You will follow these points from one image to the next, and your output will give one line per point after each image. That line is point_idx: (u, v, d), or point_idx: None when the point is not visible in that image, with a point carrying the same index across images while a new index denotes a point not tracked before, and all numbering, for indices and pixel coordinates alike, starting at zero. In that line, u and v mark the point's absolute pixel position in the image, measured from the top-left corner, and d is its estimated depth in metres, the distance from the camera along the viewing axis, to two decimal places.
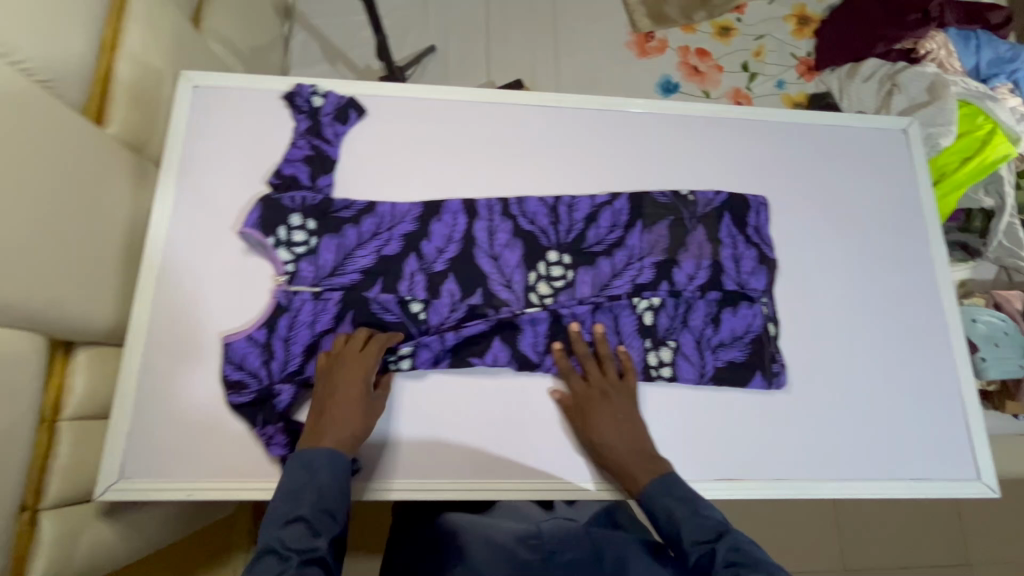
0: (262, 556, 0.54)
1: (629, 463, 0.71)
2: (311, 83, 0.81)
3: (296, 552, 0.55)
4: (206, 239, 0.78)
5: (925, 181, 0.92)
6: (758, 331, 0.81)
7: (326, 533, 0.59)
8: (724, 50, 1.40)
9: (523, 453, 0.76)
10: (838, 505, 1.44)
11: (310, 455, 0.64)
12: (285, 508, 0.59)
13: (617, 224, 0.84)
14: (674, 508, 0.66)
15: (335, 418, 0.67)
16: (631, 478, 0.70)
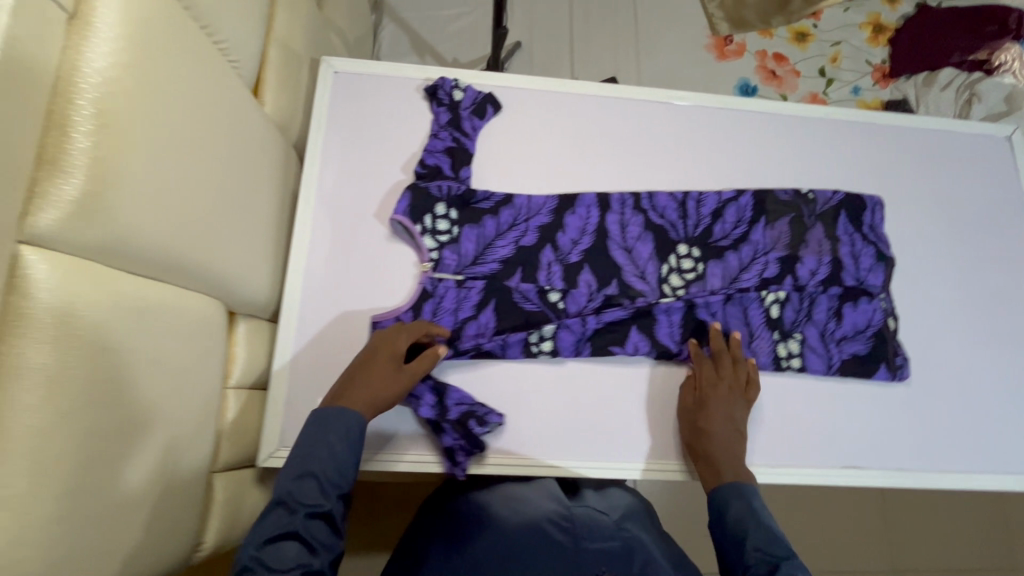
0: (272, 507, 0.59)
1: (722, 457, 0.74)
2: (454, 77, 0.86)
3: (304, 508, 0.59)
4: (353, 222, 0.82)
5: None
6: (879, 325, 0.85)
7: (336, 490, 0.62)
8: (801, 55, 1.44)
9: (588, 433, 0.79)
10: (886, 501, 1.39)
11: (330, 417, 0.67)
12: (301, 461, 0.63)
13: (742, 220, 0.87)
14: (741, 509, 0.68)
15: (363, 385, 0.69)
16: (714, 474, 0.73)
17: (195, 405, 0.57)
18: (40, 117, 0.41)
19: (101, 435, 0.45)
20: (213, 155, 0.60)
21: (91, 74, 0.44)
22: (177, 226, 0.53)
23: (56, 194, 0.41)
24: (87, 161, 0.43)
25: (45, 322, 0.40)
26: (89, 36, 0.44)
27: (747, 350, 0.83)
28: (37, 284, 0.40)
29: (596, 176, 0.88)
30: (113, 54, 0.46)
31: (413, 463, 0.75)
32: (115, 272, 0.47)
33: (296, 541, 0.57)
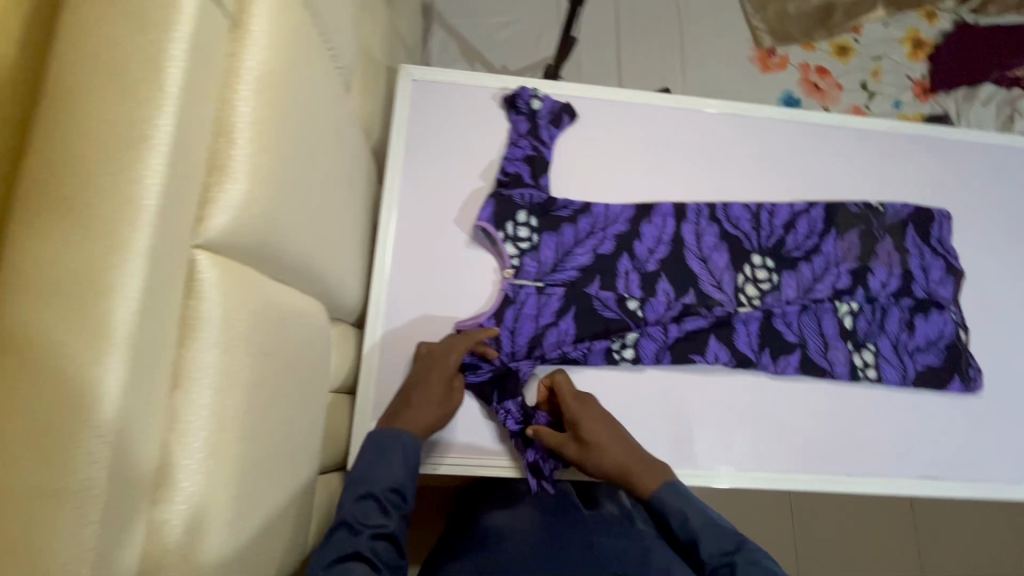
0: (337, 528, 0.60)
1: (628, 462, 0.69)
2: (533, 87, 0.87)
3: (368, 527, 0.60)
4: (435, 229, 0.83)
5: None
6: (951, 337, 0.86)
7: (397, 511, 0.64)
8: (843, 69, 1.46)
9: (667, 441, 0.79)
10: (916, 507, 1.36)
11: (386, 439, 0.68)
12: (362, 483, 0.64)
13: (814, 231, 0.88)
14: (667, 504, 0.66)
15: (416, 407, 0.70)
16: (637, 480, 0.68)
17: (312, 409, 0.57)
18: (210, 123, 0.42)
19: (255, 440, 0.45)
20: (326, 161, 0.61)
21: (250, 80, 0.45)
22: (302, 231, 0.54)
23: (225, 199, 0.42)
24: (248, 166, 0.43)
25: (218, 326, 0.40)
26: (247, 44, 0.45)
27: (823, 360, 0.83)
28: (209, 290, 0.40)
29: (669, 186, 0.89)
30: (266, 62, 0.46)
31: (491, 467, 0.76)
32: (260, 275, 0.48)
33: (361, 561, 0.57)
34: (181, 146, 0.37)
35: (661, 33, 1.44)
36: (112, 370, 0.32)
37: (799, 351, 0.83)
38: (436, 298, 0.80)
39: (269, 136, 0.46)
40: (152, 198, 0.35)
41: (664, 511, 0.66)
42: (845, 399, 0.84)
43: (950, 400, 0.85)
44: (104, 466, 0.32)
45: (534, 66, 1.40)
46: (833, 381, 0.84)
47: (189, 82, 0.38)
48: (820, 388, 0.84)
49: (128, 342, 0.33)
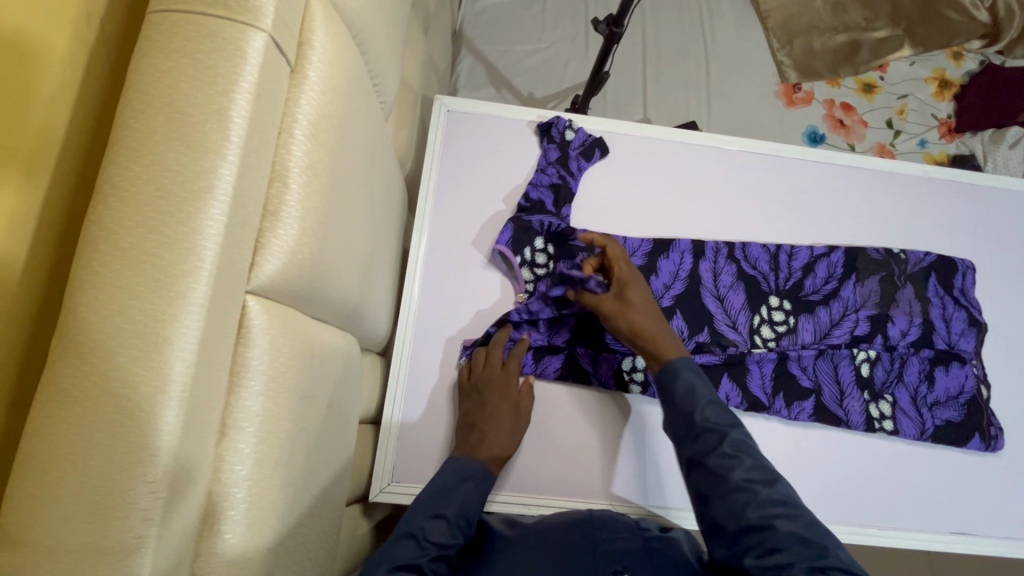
0: (401, 539, 0.55)
1: (648, 329, 0.69)
2: (569, 118, 0.87)
3: (432, 547, 0.55)
4: (457, 257, 0.82)
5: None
6: (972, 393, 0.82)
7: (462, 533, 0.58)
8: (869, 106, 1.46)
9: (662, 476, 0.78)
10: (932, 556, 1.35)
11: (467, 465, 0.65)
12: (434, 503, 0.60)
13: (832, 275, 0.85)
14: (696, 389, 0.63)
15: (492, 433, 0.69)
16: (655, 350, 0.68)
17: (342, 444, 0.57)
18: (267, 168, 0.42)
19: (296, 481, 0.44)
20: (367, 195, 0.61)
21: (305, 125, 0.45)
22: (341, 269, 0.53)
23: (276, 245, 0.42)
24: (299, 211, 0.44)
25: (265, 372, 0.40)
26: (304, 88, 0.46)
27: (839, 409, 0.80)
28: (257, 335, 0.40)
29: (699, 224, 0.88)
30: (321, 105, 0.47)
31: (515, 504, 0.75)
32: (303, 317, 0.48)
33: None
34: (240, 196, 0.38)
35: (687, 65, 1.45)
36: (168, 422, 0.32)
37: (813, 397, 0.80)
38: (461, 327, 0.79)
39: (321, 181, 0.47)
40: (214, 248, 0.35)
41: (688, 386, 0.63)
42: (861, 450, 0.81)
43: (976, 458, 0.83)
44: (156, 521, 0.31)
45: (559, 94, 1.41)
46: (848, 430, 0.81)
47: (250, 131, 0.39)
48: (834, 437, 0.81)
49: (184, 394, 0.33)
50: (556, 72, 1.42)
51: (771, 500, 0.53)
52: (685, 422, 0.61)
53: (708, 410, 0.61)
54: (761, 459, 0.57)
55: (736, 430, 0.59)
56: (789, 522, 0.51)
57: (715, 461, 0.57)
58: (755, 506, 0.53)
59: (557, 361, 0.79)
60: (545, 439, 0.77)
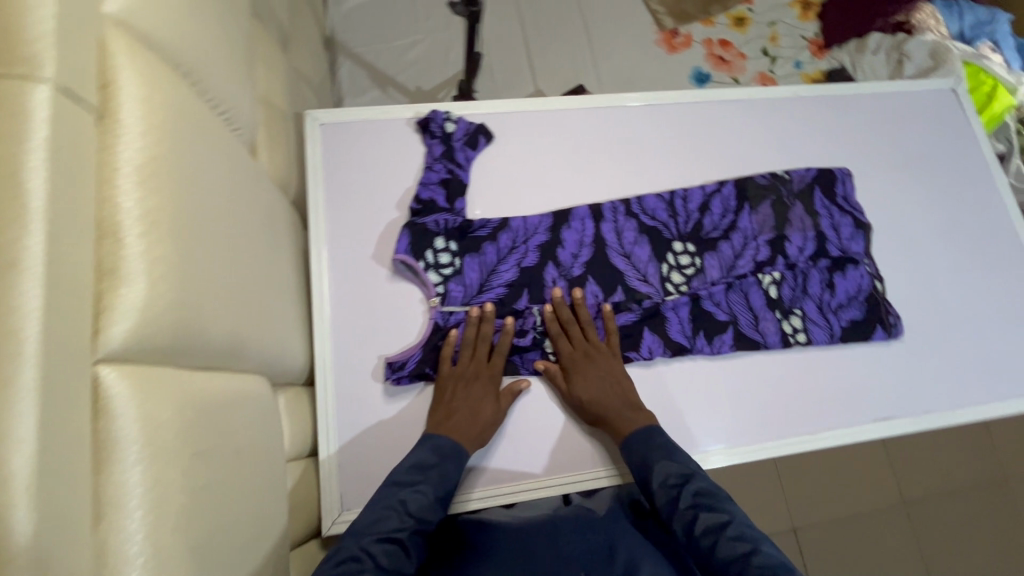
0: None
1: (610, 410, 0.76)
2: (445, 110, 0.87)
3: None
4: (362, 274, 0.80)
5: (982, 138, 1.03)
6: (869, 290, 0.89)
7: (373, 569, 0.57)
8: (742, 39, 1.51)
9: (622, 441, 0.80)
10: None
11: (442, 445, 0.70)
12: (356, 534, 0.60)
13: (728, 210, 0.90)
14: (649, 459, 0.71)
15: (463, 413, 0.73)
16: (611, 428, 0.76)
17: (270, 489, 0.55)
18: (92, 226, 0.39)
19: (209, 543, 0.42)
20: (239, 229, 0.58)
21: (130, 172, 0.42)
22: (227, 313, 0.51)
23: (122, 305, 0.39)
24: (143, 264, 0.41)
25: (139, 440, 0.38)
26: (120, 133, 0.42)
27: (755, 333, 0.85)
28: (119, 405, 0.38)
29: (597, 187, 0.89)
30: (147, 147, 0.44)
31: (487, 496, 0.77)
32: (183, 371, 0.46)
33: None
34: (57, 264, 0.35)
35: (567, 31, 1.46)
36: (18, 523, 0.30)
37: (731, 328, 0.84)
38: (381, 342, 0.78)
39: (165, 225, 0.43)
40: (33, 327, 0.32)
41: (642, 457, 0.71)
42: (786, 366, 0.86)
43: (883, 348, 0.89)
44: None
45: (447, 82, 1.39)
46: (767, 350, 0.85)
47: (54, 192, 0.35)
48: (757, 360, 0.85)
49: (31, 489, 0.31)
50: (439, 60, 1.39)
51: (729, 549, 0.59)
52: (649, 491, 0.70)
53: (663, 473, 0.69)
54: (717, 504, 0.64)
55: (690, 484, 0.67)
56: (749, 561, 0.57)
57: (679, 524, 0.65)
58: (716, 556, 0.60)
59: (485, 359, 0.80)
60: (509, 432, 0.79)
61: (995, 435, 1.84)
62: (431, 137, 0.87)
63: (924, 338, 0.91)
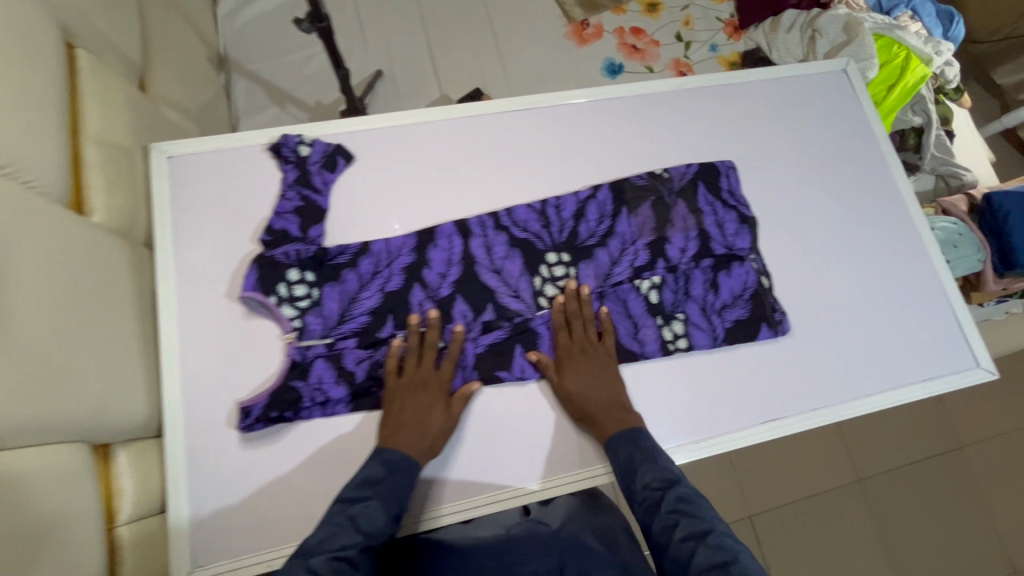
0: None
1: (594, 409, 0.77)
2: (297, 133, 0.84)
3: None
4: (215, 315, 0.77)
5: (874, 119, 1.02)
6: (754, 286, 0.88)
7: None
8: (656, 25, 1.47)
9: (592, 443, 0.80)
10: None
11: (392, 459, 0.68)
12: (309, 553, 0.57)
13: (604, 215, 0.88)
14: (636, 460, 0.69)
15: (409, 427, 0.72)
16: (599, 425, 0.76)
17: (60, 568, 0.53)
18: None
19: None
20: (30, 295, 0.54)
21: None
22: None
23: None
24: None
25: None
26: None
27: (634, 343, 0.83)
28: None
29: (469, 205, 0.87)
30: None
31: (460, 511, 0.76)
32: None
33: None
34: None
35: (472, 32, 1.41)
36: None
37: (610, 340, 0.83)
38: (238, 385, 0.75)
39: None
40: None
41: (629, 458, 0.70)
42: (664, 375, 0.83)
43: (771, 347, 0.88)
44: None
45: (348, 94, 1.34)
46: (648, 359, 0.84)
47: None
48: (636, 371, 0.83)
49: None
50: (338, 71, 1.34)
51: (705, 558, 0.56)
52: (632, 491, 0.68)
53: (647, 476, 0.67)
54: (699, 512, 0.62)
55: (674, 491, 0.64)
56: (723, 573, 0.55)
57: (658, 526, 0.63)
58: (692, 563, 0.57)
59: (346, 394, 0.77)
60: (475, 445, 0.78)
61: (949, 404, 1.81)
62: (285, 162, 0.83)
63: (815, 331, 0.90)
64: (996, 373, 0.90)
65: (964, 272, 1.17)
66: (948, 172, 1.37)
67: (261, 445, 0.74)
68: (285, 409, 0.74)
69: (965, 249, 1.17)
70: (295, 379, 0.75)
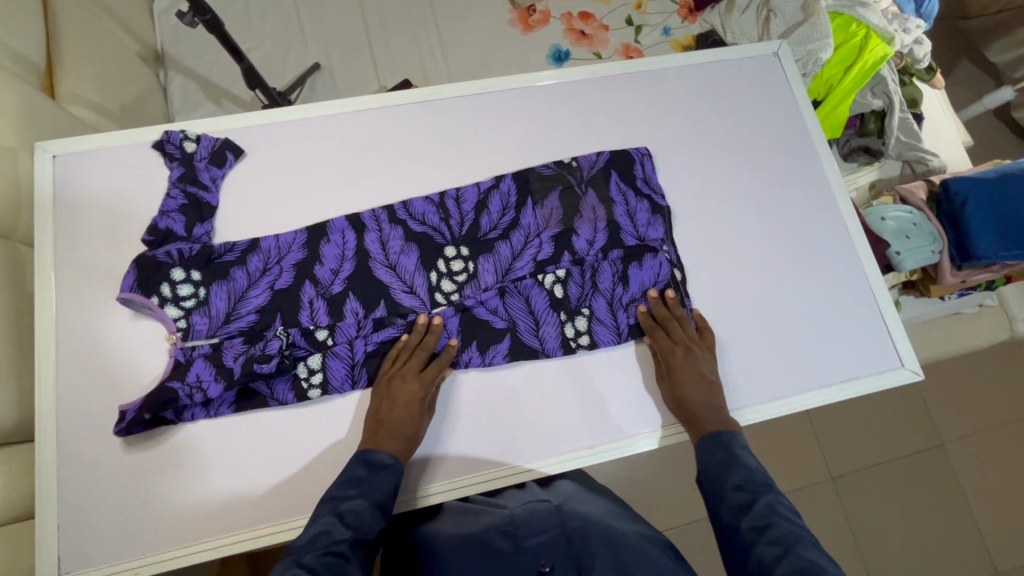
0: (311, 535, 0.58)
1: (699, 411, 0.76)
2: (182, 129, 0.82)
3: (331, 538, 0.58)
4: (95, 318, 0.76)
5: (805, 107, 0.98)
6: (667, 278, 0.85)
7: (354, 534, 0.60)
8: (606, 9, 1.42)
9: (608, 414, 0.81)
10: None
11: (374, 457, 0.68)
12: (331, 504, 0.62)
13: (507, 206, 0.85)
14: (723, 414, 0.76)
15: (392, 430, 0.71)
16: (701, 426, 0.76)
17: None
18: None
19: None
20: None
21: None
22: None
23: None
24: None
25: None
26: None
27: (534, 339, 0.81)
28: None
29: (364, 201, 0.85)
30: None
31: (482, 482, 0.77)
32: None
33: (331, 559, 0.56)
34: None
35: (413, 23, 1.38)
36: None
37: (509, 336, 0.80)
38: (117, 388, 0.75)
39: None
40: None
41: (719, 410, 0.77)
42: (571, 376, 0.82)
43: None
44: None
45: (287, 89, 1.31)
46: (550, 358, 0.81)
47: None
48: (537, 371, 0.81)
49: None
50: (274, 65, 1.31)
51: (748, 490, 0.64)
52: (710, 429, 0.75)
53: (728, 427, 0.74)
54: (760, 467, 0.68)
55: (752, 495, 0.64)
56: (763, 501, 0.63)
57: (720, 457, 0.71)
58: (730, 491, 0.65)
59: (228, 395, 0.74)
60: (491, 420, 0.79)
61: (933, 400, 1.67)
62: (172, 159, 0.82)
63: (732, 326, 0.86)
64: (921, 374, 0.86)
65: (916, 265, 1.10)
66: (914, 158, 1.30)
67: (141, 452, 0.73)
68: (164, 412, 0.72)
69: (918, 240, 1.10)
70: (173, 380, 0.72)
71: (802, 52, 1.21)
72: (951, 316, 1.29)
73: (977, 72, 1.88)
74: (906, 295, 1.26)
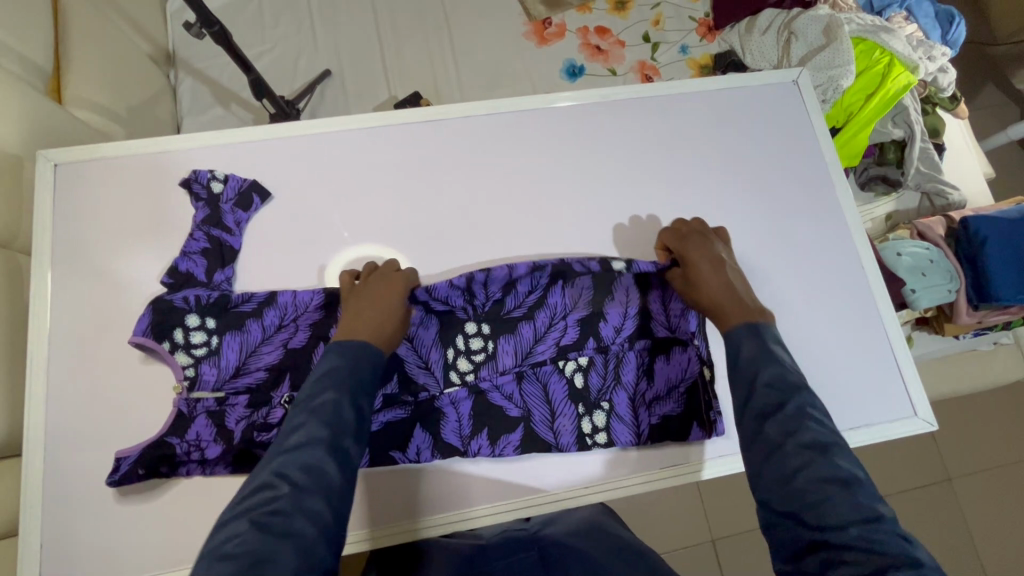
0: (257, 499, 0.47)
1: (722, 299, 0.71)
2: (211, 169, 0.80)
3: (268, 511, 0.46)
4: (90, 331, 0.75)
5: (840, 181, 0.93)
6: (694, 375, 0.80)
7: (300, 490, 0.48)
8: (623, 24, 1.40)
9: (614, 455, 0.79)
10: None
11: (344, 343, 0.61)
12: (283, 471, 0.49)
13: (535, 285, 0.78)
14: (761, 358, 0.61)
15: (364, 318, 0.66)
16: (725, 312, 0.70)
17: None
18: None
19: None
20: None
21: None
22: None
23: None
24: None
25: None
26: None
27: (549, 432, 0.78)
28: None
29: (364, 224, 0.83)
30: None
31: (480, 517, 0.75)
32: None
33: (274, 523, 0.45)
34: None
35: (427, 33, 1.36)
36: None
37: (522, 426, 0.77)
38: (108, 404, 0.73)
39: None
40: None
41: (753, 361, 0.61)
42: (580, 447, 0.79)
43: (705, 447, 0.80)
44: None
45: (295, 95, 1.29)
46: (563, 453, 0.78)
47: None
48: (549, 460, 0.78)
49: None
50: (284, 71, 1.29)
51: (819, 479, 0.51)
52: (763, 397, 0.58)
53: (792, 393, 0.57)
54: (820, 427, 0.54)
55: (793, 398, 0.56)
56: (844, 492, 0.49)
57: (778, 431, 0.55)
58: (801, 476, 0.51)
59: (226, 457, 0.72)
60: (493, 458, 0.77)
61: (941, 436, 1.63)
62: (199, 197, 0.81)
63: None
64: (935, 425, 0.83)
65: (930, 304, 1.07)
66: (933, 189, 1.26)
67: (127, 487, 0.71)
68: (161, 464, 0.70)
69: (933, 278, 1.07)
70: (172, 435, 0.71)
71: (823, 77, 1.18)
72: (963, 354, 1.26)
73: (1003, 100, 1.83)
74: (919, 331, 1.23)
